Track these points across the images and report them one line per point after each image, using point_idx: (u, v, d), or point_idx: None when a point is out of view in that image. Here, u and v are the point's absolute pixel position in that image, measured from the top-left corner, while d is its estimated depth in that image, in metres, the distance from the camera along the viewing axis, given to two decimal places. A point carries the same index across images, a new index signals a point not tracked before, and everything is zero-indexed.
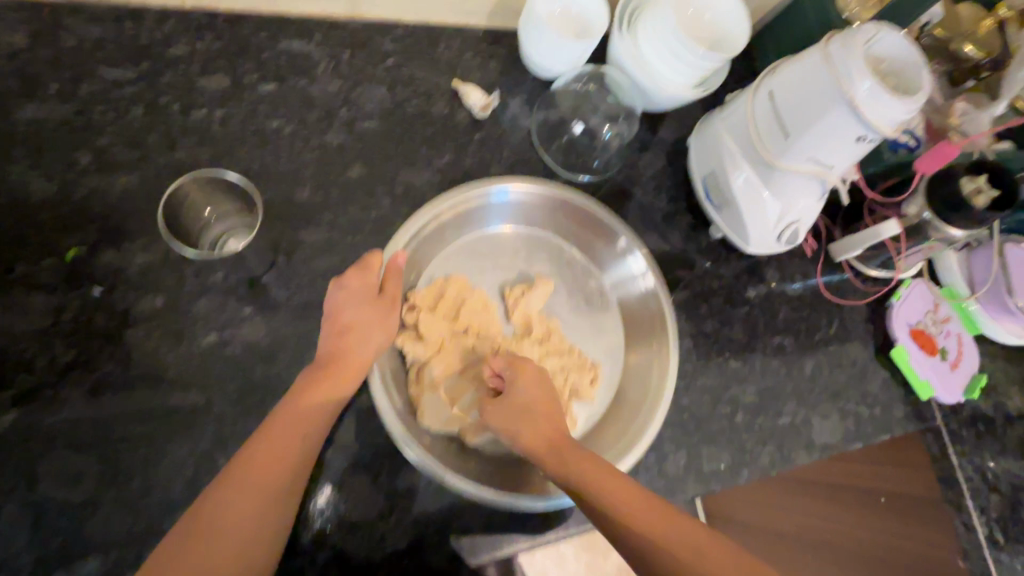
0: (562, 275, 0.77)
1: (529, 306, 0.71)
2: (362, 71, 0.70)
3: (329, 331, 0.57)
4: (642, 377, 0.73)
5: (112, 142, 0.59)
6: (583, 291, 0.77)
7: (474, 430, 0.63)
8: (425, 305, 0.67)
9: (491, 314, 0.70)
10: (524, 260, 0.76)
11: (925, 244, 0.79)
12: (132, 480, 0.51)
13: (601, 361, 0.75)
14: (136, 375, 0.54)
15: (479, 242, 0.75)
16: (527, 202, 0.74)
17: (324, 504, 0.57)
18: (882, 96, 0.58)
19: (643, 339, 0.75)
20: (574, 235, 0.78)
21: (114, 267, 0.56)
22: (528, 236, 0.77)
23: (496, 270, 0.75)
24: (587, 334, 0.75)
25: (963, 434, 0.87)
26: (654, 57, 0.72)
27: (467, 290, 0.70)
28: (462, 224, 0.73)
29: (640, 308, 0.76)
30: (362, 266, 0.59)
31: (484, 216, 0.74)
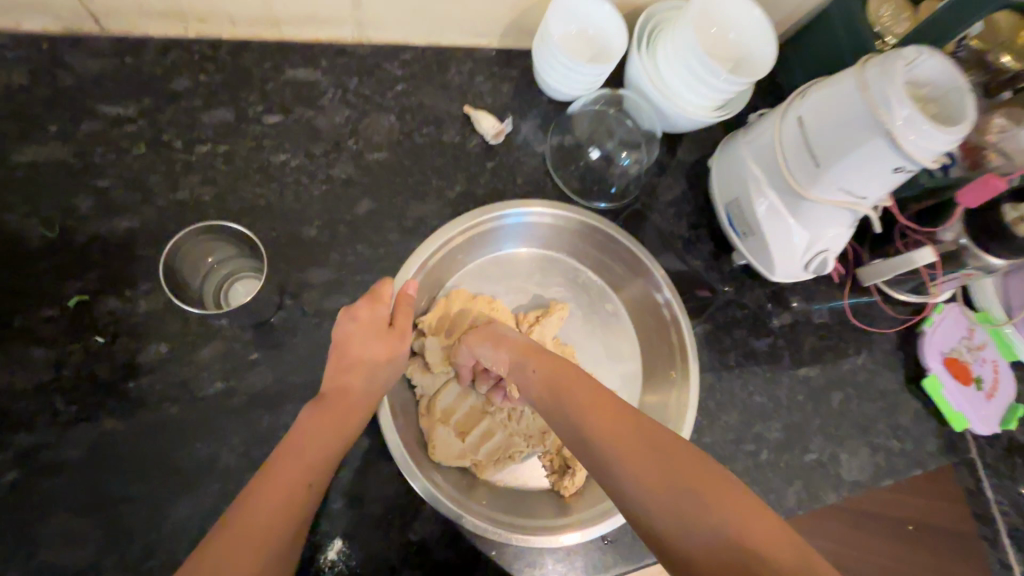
0: (578, 298, 0.75)
1: (545, 331, 0.69)
2: (370, 100, 0.68)
3: (335, 370, 0.55)
4: (661, 404, 0.71)
5: (113, 183, 0.58)
6: (597, 313, 0.75)
7: (488, 462, 0.62)
8: (432, 329, 0.65)
9: (501, 312, 0.68)
10: (538, 283, 0.74)
11: (961, 271, 0.74)
12: (136, 540, 0.50)
13: (618, 387, 0.73)
14: (139, 429, 0.52)
15: (492, 265, 0.74)
16: (543, 225, 0.72)
17: (335, 558, 0.54)
18: (922, 125, 0.54)
19: (661, 366, 0.73)
20: (591, 258, 0.76)
21: (115, 316, 0.54)
22: (543, 258, 0.76)
23: (509, 293, 0.73)
24: (601, 359, 0.73)
25: (1001, 467, 0.83)
26: (675, 80, 0.69)
27: (471, 301, 0.68)
28: (475, 249, 0.71)
29: (659, 336, 0.73)
30: (372, 297, 0.57)
31: (498, 239, 0.72)
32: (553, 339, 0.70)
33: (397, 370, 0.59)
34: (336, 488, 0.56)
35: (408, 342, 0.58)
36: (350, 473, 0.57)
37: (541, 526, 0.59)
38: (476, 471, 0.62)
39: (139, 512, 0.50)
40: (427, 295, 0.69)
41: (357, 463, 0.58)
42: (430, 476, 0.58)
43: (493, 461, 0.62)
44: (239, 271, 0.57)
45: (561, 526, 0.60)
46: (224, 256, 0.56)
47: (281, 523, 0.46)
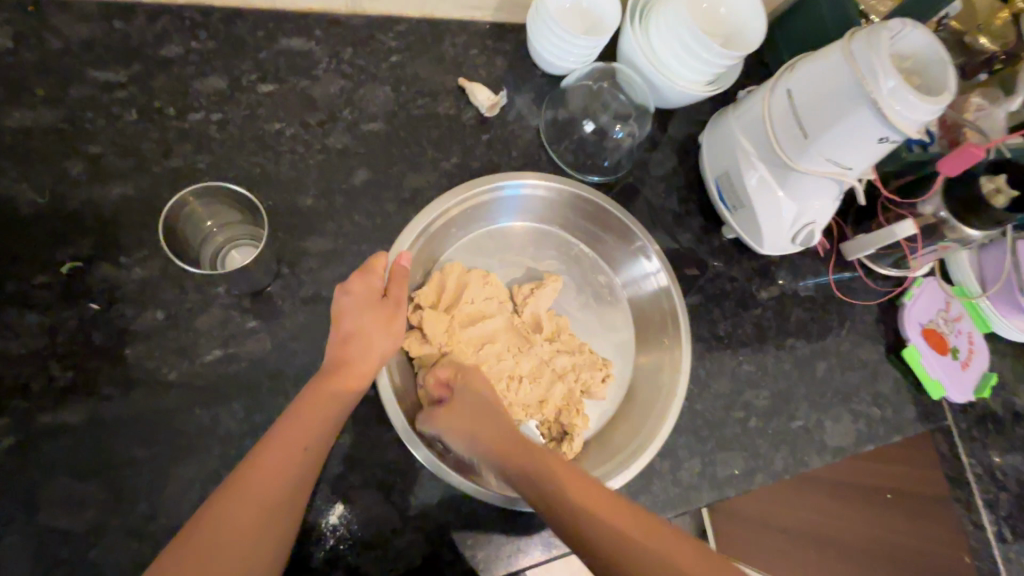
0: (571, 271, 0.76)
1: (539, 303, 0.69)
2: (364, 71, 0.67)
3: (335, 336, 0.56)
4: (654, 372, 0.73)
5: (105, 150, 0.57)
6: (591, 285, 0.76)
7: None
8: (428, 300, 0.66)
9: (494, 286, 0.68)
10: (532, 256, 0.75)
11: (940, 243, 0.77)
12: (137, 505, 0.50)
13: (612, 356, 0.74)
14: (138, 395, 0.52)
15: (484, 239, 0.74)
16: (537, 198, 0.72)
17: (336, 522, 0.55)
18: (906, 96, 0.55)
19: (654, 335, 0.74)
20: (584, 231, 0.76)
21: (111, 283, 0.54)
22: (536, 231, 0.76)
23: (503, 267, 0.73)
24: (596, 330, 0.74)
25: (974, 433, 0.87)
26: (667, 54, 0.70)
27: (466, 273, 0.68)
28: (468, 223, 0.71)
29: (651, 306, 0.75)
30: (365, 270, 0.56)
31: (491, 212, 0.72)
32: (547, 311, 0.70)
33: (394, 336, 0.57)
34: (337, 454, 0.57)
35: (404, 312, 0.58)
36: (350, 439, 0.58)
37: None
38: None
39: (139, 477, 0.50)
40: (422, 269, 0.69)
41: (358, 429, 0.58)
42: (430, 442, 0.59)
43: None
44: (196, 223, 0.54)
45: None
46: (226, 221, 0.56)
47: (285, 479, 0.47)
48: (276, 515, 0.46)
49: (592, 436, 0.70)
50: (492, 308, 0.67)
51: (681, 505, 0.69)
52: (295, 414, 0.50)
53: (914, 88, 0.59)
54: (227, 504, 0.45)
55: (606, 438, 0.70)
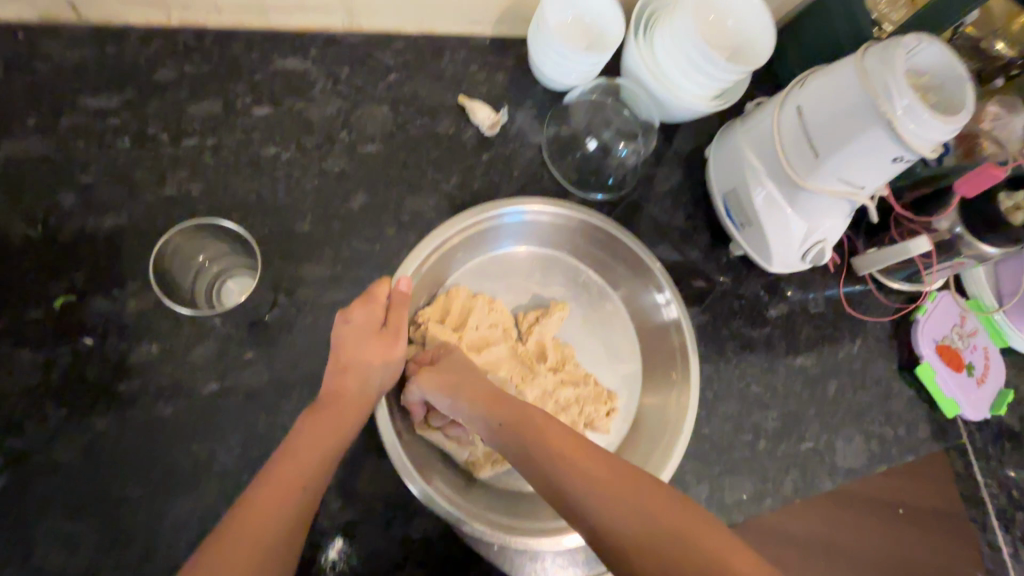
0: (578, 299, 0.74)
1: (544, 331, 0.68)
2: (362, 90, 0.66)
3: (333, 365, 0.54)
4: (661, 405, 0.70)
5: (98, 179, 0.56)
6: (596, 312, 0.74)
7: (485, 462, 0.61)
8: (434, 318, 0.66)
9: (500, 312, 0.68)
10: (537, 283, 0.73)
11: (955, 259, 0.74)
12: (133, 544, 0.49)
13: (618, 388, 0.72)
14: (133, 432, 0.51)
15: (489, 265, 0.72)
16: (543, 224, 0.71)
17: (336, 557, 0.54)
18: (922, 114, 0.53)
19: (661, 368, 0.72)
20: (592, 257, 0.75)
21: (104, 316, 0.53)
22: (543, 256, 0.74)
23: (508, 293, 0.72)
24: (601, 358, 0.72)
25: (989, 451, 0.84)
26: (672, 68, 0.68)
27: (472, 298, 0.68)
28: (473, 248, 0.70)
29: (659, 334, 0.73)
30: (367, 298, 0.56)
31: (497, 237, 0.71)
32: (552, 339, 0.69)
33: (391, 367, 0.57)
34: (337, 486, 0.56)
35: (404, 341, 0.58)
36: (349, 472, 0.57)
37: (536, 531, 0.57)
38: (473, 470, 0.62)
39: (135, 516, 0.49)
40: (426, 293, 0.68)
41: (358, 461, 0.57)
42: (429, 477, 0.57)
43: (491, 460, 0.61)
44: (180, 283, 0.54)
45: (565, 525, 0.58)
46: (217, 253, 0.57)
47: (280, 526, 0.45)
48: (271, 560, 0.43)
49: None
50: (497, 335, 0.67)
51: None
52: (289, 455, 0.48)
53: (929, 105, 0.57)
54: (217, 549, 0.43)
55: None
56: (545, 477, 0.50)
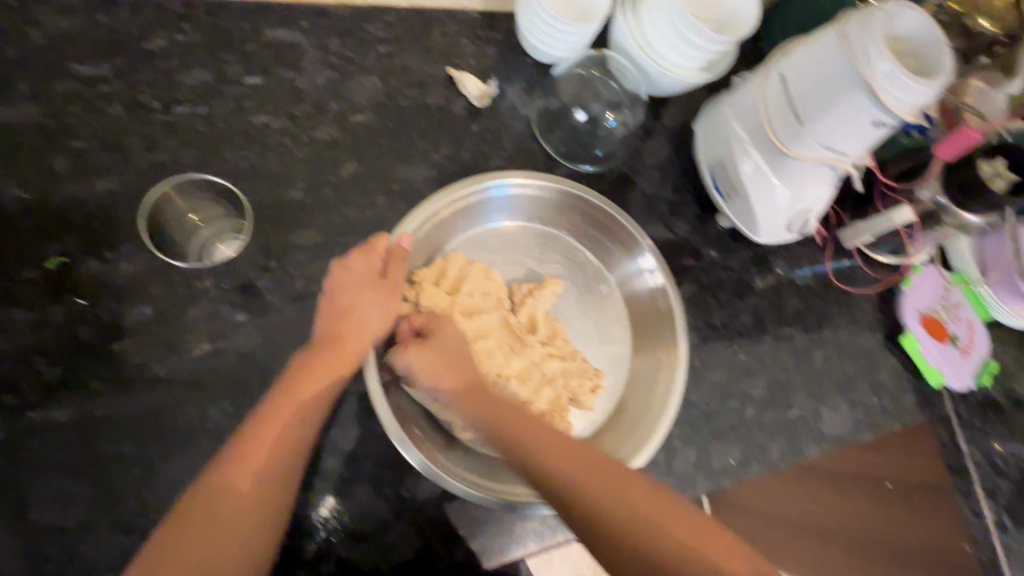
0: (569, 274, 0.74)
1: (537, 305, 0.68)
2: (352, 61, 0.67)
3: (326, 315, 0.56)
4: (648, 385, 0.69)
5: (90, 144, 0.56)
6: (586, 287, 0.74)
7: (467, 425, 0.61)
8: (429, 279, 0.66)
9: (496, 281, 0.68)
10: (528, 257, 0.73)
11: (938, 230, 0.77)
12: (127, 500, 0.49)
13: (605, 368, 0.71)
14: (127, 391, 0.52)
15: (487, 237, 0.72)
16: (542, 198, 0.71)
17: (328, 514, 0.55)
18: (901, 78, 0.54)
19: (651, 348, 0.71)
20: (588, 237, 0.75)
21: (97, 278, 0.53)
22: (541, 233, 0.75)
23: (502, 266, 0.72)
24: (591, 332, 0.72)
25: (973, 421, 0.86)
26: (659, 39, 0.69)
27: (468, 265, 0.68)
28: (473, 218, 0.70)
29: (647, 305, 0.73)
30: (366, 248, 0.57)
31: (497, 210, 0.71)
32: (544, 314, 0.69)
33: (387, 313, 0.59)
34: (329, 447, 0.57)
35: (398, 297, 0.59)
36: (341, 434, 0.57)
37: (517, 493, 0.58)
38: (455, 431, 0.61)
39: (128, 472, 0.50)
40: (422, 256, 0.68)
41: (349, 423, 0.58)
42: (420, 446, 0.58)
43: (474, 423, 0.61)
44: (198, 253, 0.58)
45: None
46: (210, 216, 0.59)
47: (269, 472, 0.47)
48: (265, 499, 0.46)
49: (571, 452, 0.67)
50: (489, 304, 0.67)
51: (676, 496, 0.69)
52: (278, 407, 0.49)
53: (908, 70, 0.58)
54: (211, 489, 0.45)
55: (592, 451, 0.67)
56: (526, 460, 0.52)
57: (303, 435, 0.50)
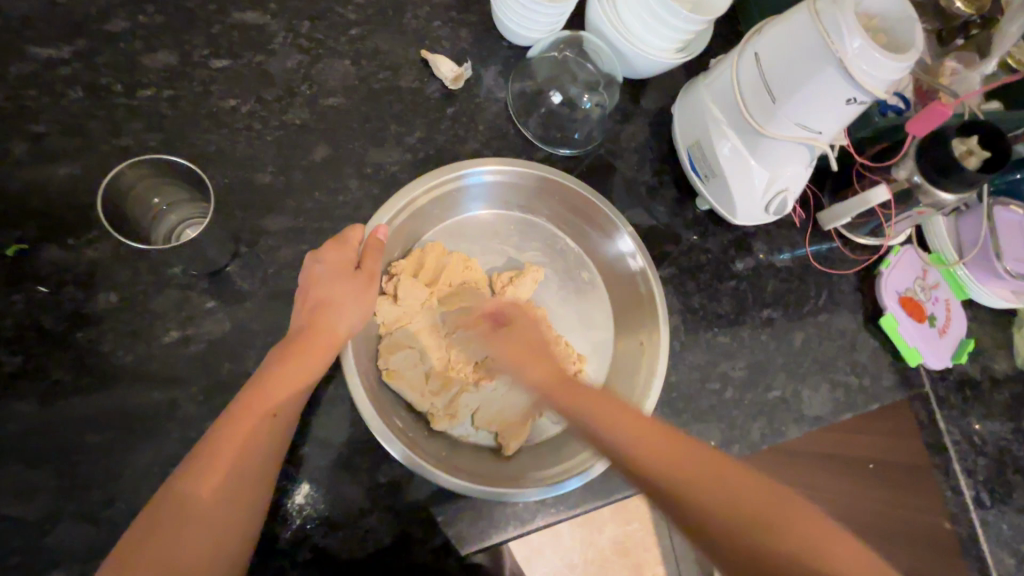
0: (552, 262, 0.73)
1: (518, 292, 0.67)
2: (323, 44, 0.66)
3: (300, 309, 0.54)
4: (631, 370, 0.68)
5: (49, 129, 0.55)
6: (570, 276, 0.73)
7: (444, 415, 0.59)
8: (407, 272, 0.63)
9: (474, 271, 0.66)
10: (511, 246, 0.72)
11: (914, 210, 0.77)
12: (93, 490, 0.48)
13: (588, 354, 0.71)
14: (91, 380, 0.51)
15: (469, 226, 0.72)
16: (522, 184, 0.69)
17: (303, 502, 0.54)
18: (873, 54, 0.54)
19: (633, 328, 0.70)
20: (569, 223, 0.73)
21: (59, 266, 0.52)
22: (521, 220, 0.74)
23: (483, 255, 0.71)
24: (573, 320, 0.71)
25: (951, 399, 0.86)
26: (633, 20, 0.69)
27: (446, 255, 0.66)
28: (455, 206, 0.70)
29: (630, 289, 0.71)
30: (339, 240, 0.55)
31: (477, 197, 0.70)
32: (526, 301, 0.68)
33: (365, 312, 0.56)
34: (303, 434, 0.56)
35: (377, 285, 0.57)
36: (316, 420, 0.57)
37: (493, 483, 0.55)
38: (433, 423, 0.59)
39: (95, 462, 0.49)
40: (401, 246, 0.66)
41: (322, 410, 0.57)
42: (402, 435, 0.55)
43: (450, 413, 0.59)
44: (197, 216, 0.54)
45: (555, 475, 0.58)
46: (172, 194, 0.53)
47: (247, 463, 0.46)
48: (243, 484, 0.46)
49: (546, 442, 0.64)
50: (469, 294, 0.65)
51: None
52: (258, 393, 0.48)
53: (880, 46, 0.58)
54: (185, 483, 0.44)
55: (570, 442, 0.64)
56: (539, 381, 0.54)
57: (287, 421, 0.49)
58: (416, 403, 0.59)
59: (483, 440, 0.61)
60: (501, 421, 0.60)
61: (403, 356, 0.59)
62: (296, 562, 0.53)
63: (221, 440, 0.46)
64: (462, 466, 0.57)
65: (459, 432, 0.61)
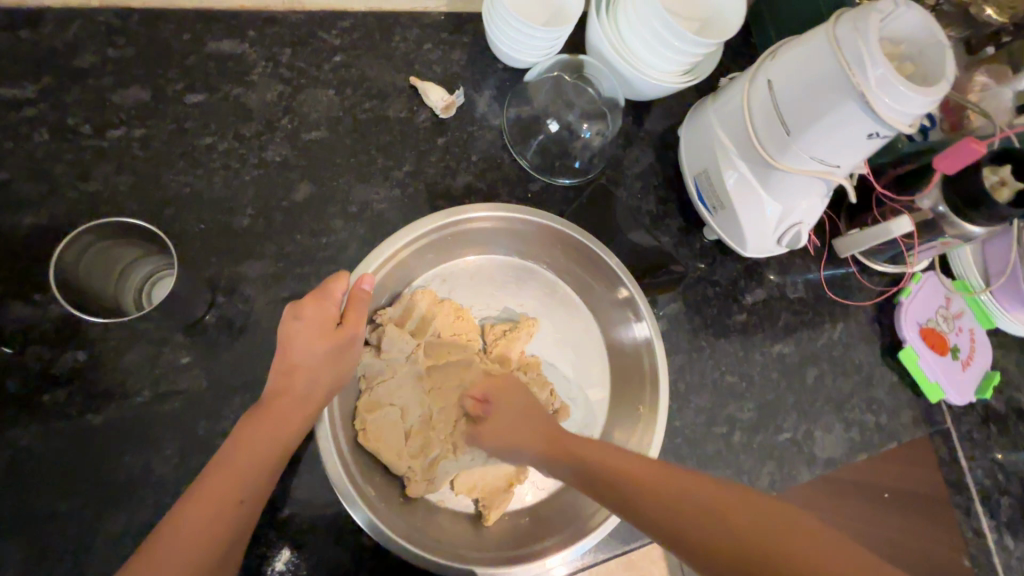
0: (551, 314, 0.69)
1: (511, 345, 0.63)
2: (306, 72, 0.62)
3: (275, 367, 0.51)
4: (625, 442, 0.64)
5: (15, 175, 0.52)
6: (569, 329, 0.69)
7: (421, 480, 0.56)
8: (394, 321, 0.60)
9: (466, 321, 0.63)
10: (508, 295, 0.68)
11: (939, 240, 0.72)
12: (60, 563, 0.46)
13: (581, 417, 0.66)
14: (58, 444, 0.48)
15: (463, 272, 0.68)
16: (519, 229, 0.65)
17: (283, 567, 0.51)
18: (897, 87, 0.49)
19: (630, 394, 0.66)
20: (570, 272, 0.69)
21: (25, 322, 0.50)
22: (519, 266, 0.70)
23: (477, 302, 0.67)
24: (569, 375, 0.67)
25: (974, 436, 0.82)
26: (637, 41, 0.64)
27: (438, 303, 0.62)
28: (447, 251, 0.66)
29: (630, 351, 0.67)
30: (320, 294, 0.51)
31: (470, 241, 0.66)
32: (520, 354, 0.64)
33: (343, 369, 0.53)
34: (284, 494, 0.53)
35: (358, 345, 0.54)
36: (299, 478, 0.54)
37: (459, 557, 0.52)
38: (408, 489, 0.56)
39: (63, 533, 0.47)
40: (389, 291, 0.63)
41: (304, 468, 0.54)
42: (373, 502, 0.52)
43: (427, 479, 0.56)
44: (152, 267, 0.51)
45: (548, 548, 0.55)
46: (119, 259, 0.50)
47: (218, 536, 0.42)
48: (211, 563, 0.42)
49: (529, 509, 0.61)
50: (458, 346, 0.61)
51: None
52: (227, 458, 0.45)
53: (907, 75, 0.53)
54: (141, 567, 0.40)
55: (553, 512, 0.60)
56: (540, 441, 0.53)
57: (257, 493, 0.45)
58: (391, 465, 0.55)
59: (461, 506, 0.59)
60: (483, 487, 0.58)
61: (379, 417, 0.56)
62: None
63: (182, 515, 0.42)
64: (438, 539, 0.55)
65: (435, 497, 0.58)
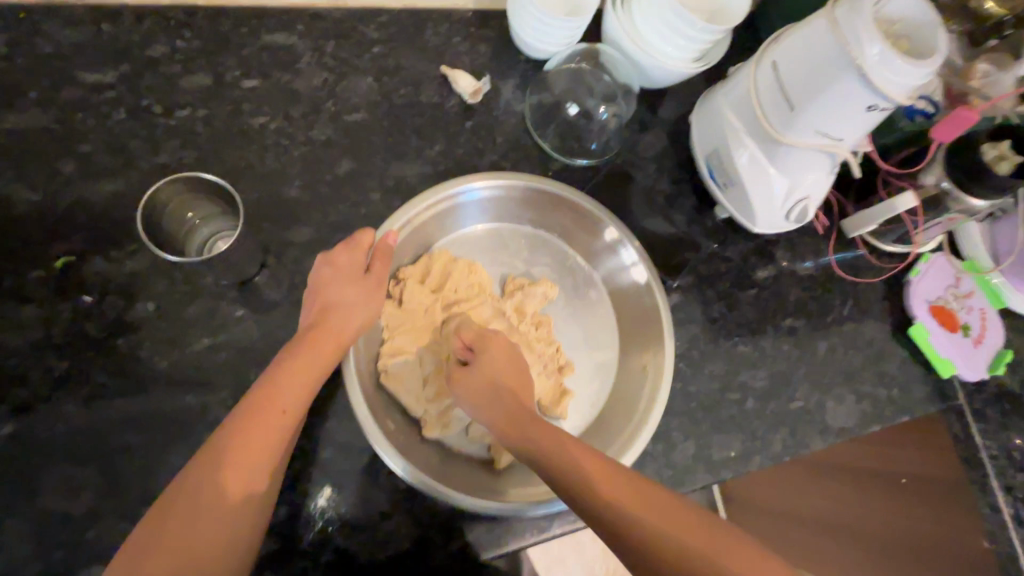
0: (561, 280, 0.74)
1: (526, 299, 0.69)
2: (348, 62, 0.68)
3: (309, 313, 0.56)
4: (633, 394, 0.67)
5: (95, 149, 0.59)
6: (579, 295, 0.73)
7: (435, 422, 0.61)
8: (414, 277, 0.66)
9: (479, 275, 0.68)
10: (520, 260, 0.73)
11: (945, 216, 0.74)
12: (129, 489, 0.51)
13: (590, 375, 0.70)
14: (129, 383, 0.54)
15: (476, 240, 0.73)
16: (527, 198, 0.70)
17: (325, 504, 0.56)
18: (893, 61, 0.54)
19: (637, 348, 0.70)
20: (577, 240, 0.74)
21: (102, 276, 0.56)
22: (530, 234, 0.74)
23: (489, 265, 0.72)
24: (579, 333, 0.72)
25: (988, 413, 0.83)
26: (650, 31, 0.69)
27: (452, 262, 0.68)
28: (459, 220, 0.70)
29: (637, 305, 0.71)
30: (350, 243, 0.58)
31: (482, 211, 0.71)
32: (534, 309, 0.69)
33: (371, 313, 0.58)
34: (326, 439, 0.58)
35: (383, 290, 0.59)
36: (339, 425, 0.59)
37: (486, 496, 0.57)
38: (425, 430, 0.61)
39: (132, 463, 0.52)
40: (411, 253, 0.68)
41: (343, 417, 0.59)
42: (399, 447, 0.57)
43: (442, 423, 0.61)
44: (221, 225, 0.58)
45: None
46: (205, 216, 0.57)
47: (264, 456, 0.48)
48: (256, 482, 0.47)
49: None
50: (476, 294, 0.67)
51: (674, 488, 0.68)
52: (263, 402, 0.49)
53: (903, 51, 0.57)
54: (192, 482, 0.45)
55: None
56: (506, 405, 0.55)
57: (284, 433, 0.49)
58: (411, 410, 0.61)
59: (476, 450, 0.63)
60: None
61: (405, 362, 0.62)
62: (318, 562, 0.55)
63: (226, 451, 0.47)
64: (455, 477, 0.59)
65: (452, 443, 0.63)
